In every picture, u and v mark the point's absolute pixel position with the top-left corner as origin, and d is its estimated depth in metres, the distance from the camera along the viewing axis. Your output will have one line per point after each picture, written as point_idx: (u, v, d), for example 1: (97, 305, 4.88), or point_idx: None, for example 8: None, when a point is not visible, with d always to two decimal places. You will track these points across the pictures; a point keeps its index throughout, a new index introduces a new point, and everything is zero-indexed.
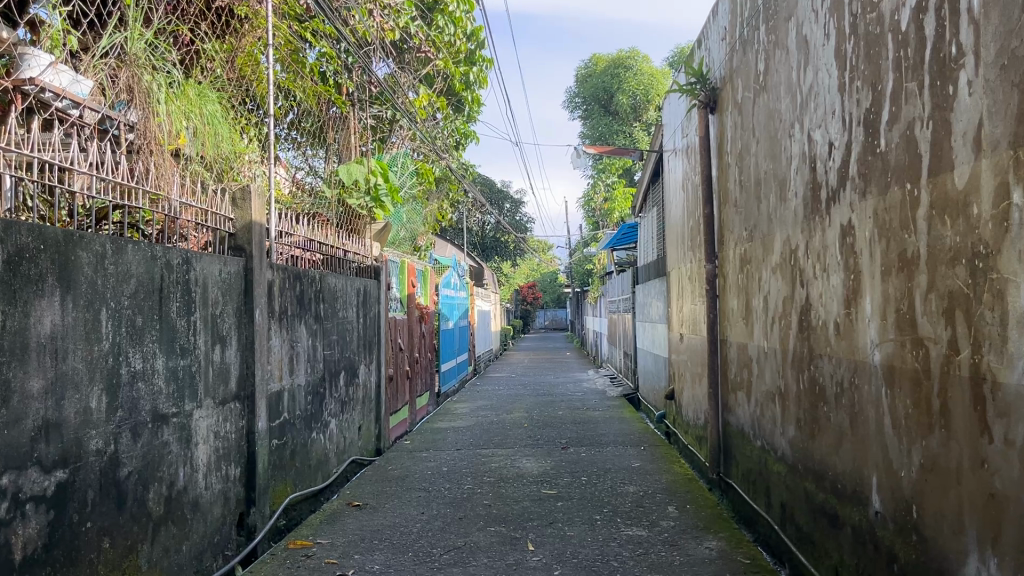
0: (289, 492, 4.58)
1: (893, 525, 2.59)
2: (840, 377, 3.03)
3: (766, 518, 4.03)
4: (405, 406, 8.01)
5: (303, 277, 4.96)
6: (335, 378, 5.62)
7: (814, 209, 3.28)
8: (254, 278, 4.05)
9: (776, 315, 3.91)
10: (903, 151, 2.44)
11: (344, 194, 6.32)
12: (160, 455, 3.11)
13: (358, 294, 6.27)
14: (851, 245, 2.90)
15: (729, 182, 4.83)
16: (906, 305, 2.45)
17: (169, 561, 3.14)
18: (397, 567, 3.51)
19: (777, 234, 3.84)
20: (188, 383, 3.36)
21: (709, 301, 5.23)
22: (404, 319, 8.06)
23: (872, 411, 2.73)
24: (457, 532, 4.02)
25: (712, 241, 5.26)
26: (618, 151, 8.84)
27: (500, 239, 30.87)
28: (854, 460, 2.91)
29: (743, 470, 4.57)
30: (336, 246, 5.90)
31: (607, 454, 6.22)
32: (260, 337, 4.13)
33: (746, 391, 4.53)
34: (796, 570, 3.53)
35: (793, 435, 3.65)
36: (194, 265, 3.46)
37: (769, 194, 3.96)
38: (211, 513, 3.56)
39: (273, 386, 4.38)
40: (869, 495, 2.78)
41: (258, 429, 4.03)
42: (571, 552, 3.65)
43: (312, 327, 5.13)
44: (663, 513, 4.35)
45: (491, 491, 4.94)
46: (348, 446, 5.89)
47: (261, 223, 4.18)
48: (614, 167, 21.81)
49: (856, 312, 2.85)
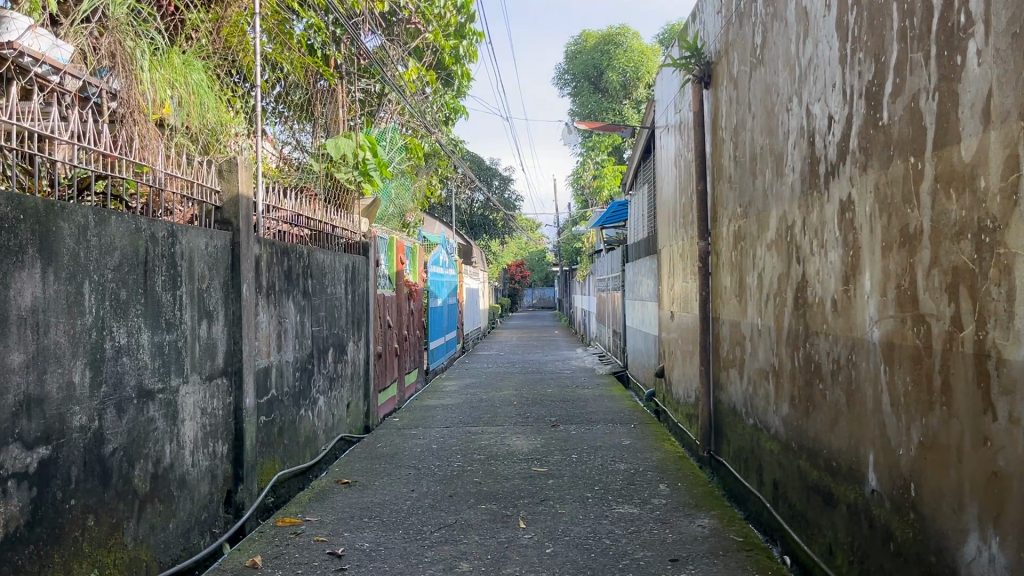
0: (277, 470, 4.53)
1: (889, 504, 2.57)
2: (836, 354, 3.00)
3: (758, 496, 4.01)
4: (394, 383, 7.96)
5: (291, 252, 4.88)
6: (323, 354, 5.56)
7: (812, 184, 3.24)
8: (241, 252, 3.97)
9: (770, 292, 3.87)
10: (907, 123, 2.39)
11: (332, 167, 6.23)
12: (146, 431, 3.05)
13: (347, 270, 6.19)
14: (850, 220, 2.86)
15: (724, 157, 4.78)
16: (907, 280, 2.41)
17: (155, 539, 3.09)
18: (387, 545, 3.47)
19: (773, 210, 3.79)
20: (174, 359, 3.30)
21: (701, 278, 5.19)
22: (392, 295, 7.99)
23: (870, 388, 2.70)
24: (448, 510, 3.98)
25: (705, 218, 5.22)
26: (609, 127, 8.76)
27: (488, 217, 30.76)
28: (850, 437, 2.88)
29: (734, 448, 4.55)
30: (325, 221, 5.82)
31: (597, 432, 6.20)
32: (248, 313, 4.06)
33: (738, 369, 4.50)
34: (788, 548, 3.51)
35: (786, 413, 3.63)
36: (180, 238, 3.38)
37: (765, 169, 3.91)
38: (198, 491, 3.51)
39: (260, 362, 4.31)
40: (865, 473, 2.76)
41: (245, 405, 3.97)
42: (563, 530, 3.62)
43: (300, 303, 5.07)
44: (655, 491, 4.33)
45: (481, 469, 4.91)
46: (336, 423, 5.84)
47: (248, 196, 4.10)
48: (603, 144, 21.69)
49: (855, 289, 2.82)
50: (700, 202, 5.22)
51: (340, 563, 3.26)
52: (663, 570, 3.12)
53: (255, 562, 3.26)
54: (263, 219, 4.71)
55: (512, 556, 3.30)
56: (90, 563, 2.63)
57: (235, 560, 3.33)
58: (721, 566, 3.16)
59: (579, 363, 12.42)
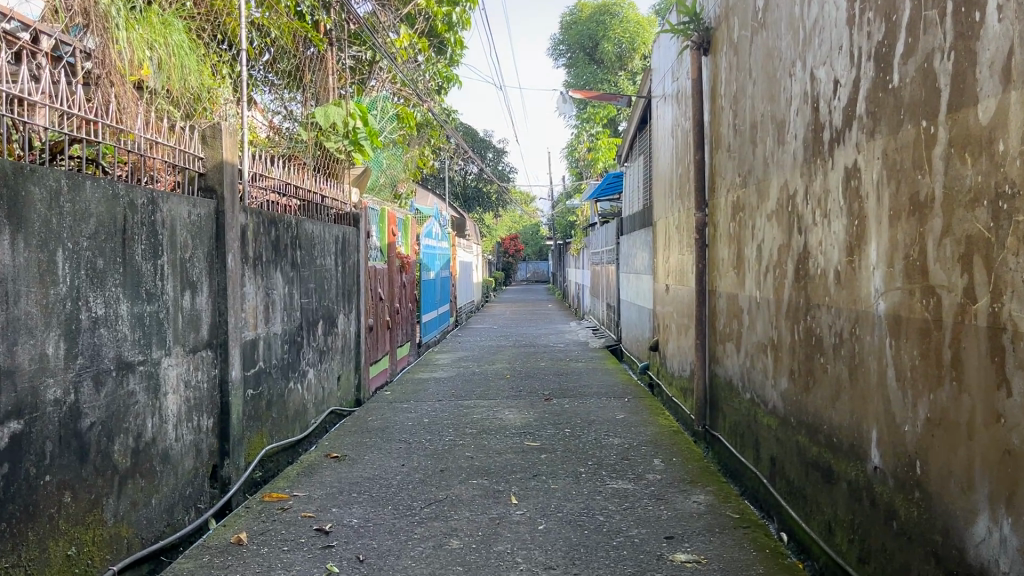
0: (265, 444, 4.44)
1: (893, 481, 2.49)
2: (839, 328, 2.91)
3: (754, 471, 3.94)
4: (386, 356, 7.87)
5: (278, 222, 4.76)
6: (313, 327, 5.46)
7: (816, 151, 3.13)
8: (226, 221, 3.85)
9: (769, 264, 3.78)
10: (920, 85, 2.29)
11: (322, 137, 6.08)
12: (127, 405, 2.95)
13: (336, 242, 6.07)
14: (855, 188, 2.76)
15: (723, 126, 4.66)
16: (917, 251, 2.31)
17: (137, 515, 3.01)
18: (376, 521, 3.39)
19: (774, 179, 3.69)
20: (155, 330, 3.19)
21: (698, 251, 5.09)
22: (384, 267, 7.88)
23: (874, 362, 2.61)
24: (438, 485, 3.91)
25: (703, 189, 5.11)
26: (606, 96, 8.58)
27: (482, 189, 30.57)
28: (852, 413, 2.80)
29: (730, 423, 4.48)
30: (314, 190, 5.69)
31: (591, 406, 6.13)
32: (233, 283, 3.95)
33: (735, 342, 4.42)
34: (785, 524, 3.45)
35: (785, 387, 3.55)
36: (160, 206, 3.25)
37: (766, 137, 3.80)
38: (182, 466, 3.42)
39: (247, 334, 4.20)
40: (868, 450, 2.68)
41: (231, 378, 3.88)
42: (556, 506, 3.55)
43: (288, 274, 4.96)
44: (649, 466, 4.27)
45: (473, 443, 4.83)
46: (327, 396, 5.75)
47: (233, 162, 3.97)
48: (598, 116, 21.44)
49: (860, 260, 2.72)
50: (698, 172, 5.10)
51: (328, 539, 3.18)
52: (659, 548, 3.04)
53: (240, 538, 3.18)
54: (249, 186, 4.57)
55: (504, 533, 3.22)
56: (66, 541, 2.54)
57: (220, 537, 3.25)
58: (718, 543, 3.08)
59: (573, 337, 12.35)
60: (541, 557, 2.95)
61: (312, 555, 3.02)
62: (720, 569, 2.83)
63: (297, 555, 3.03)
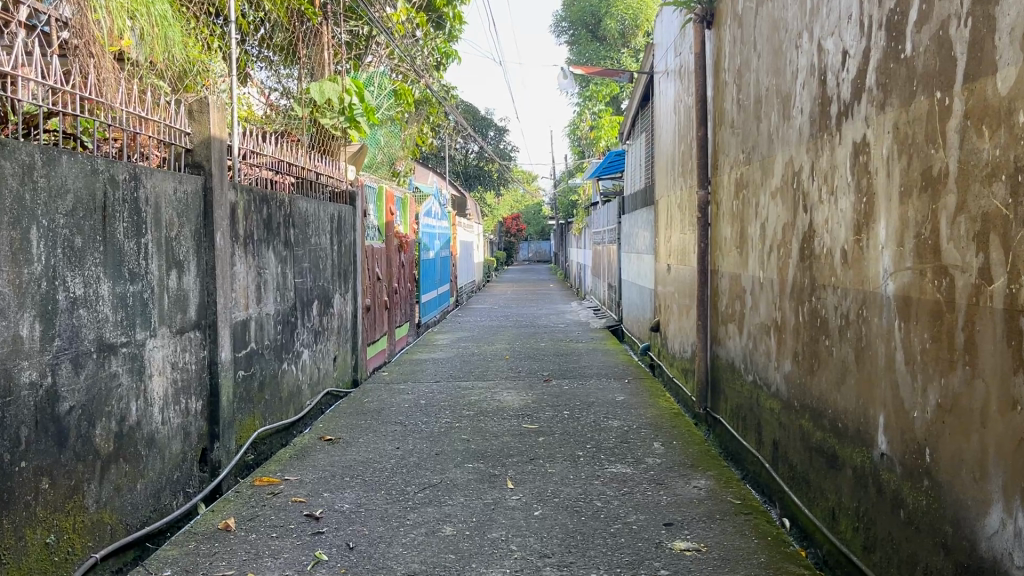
0: (257, 426, 4.36)
1: (900, 469, 2.40)
2: (845, 309, 2.81)
3: (756, 455, 3.86)
4: (384, 336, 7.80)
5: (270, 200, 4.66)
6: (308, 307, 5.37)
7: (823, 125, 3.01)
8: (214, 198, 3.75)
9: (773, 243, 3.67)
10: (934, 55, 2.17)
11: (317, 113, 6.01)
12: (109, 388, 2.86)
13: (332, 220, 5.98)
14: (864, 164, 2.64)
15: (726, 101, 4.54)
16: (929, 229, 2.21)
17: (121, 501, 2.92)
18: (368, 506, 3.31)
19: (779, 155, 3.57)
20: (139, 311, 3.10)
21: (700, 230, 4.98)
22: (382, 247, 7.78)
23: (882, 346, 2.51)
24: (433, 469, 3.83)
25: (705, 166, 4.99)
26: (607, 72, 8.44)
27: (484, 168, 30.41)
28: (858, 397, 2.71)
29: (732, 405, 4.39)
30: (309, 168, 5.59)
31: (590, 387, 6.05)
32: (222, 262, 3.85)
33: (738, 323, 4.32)
34: (788, 510, 3.36)
35: (789, 370, 3.45)
36: (144, 182, 3.15)
37: (770, 112, 3.68)
38: (169, 450, 3.33)
39: (237, 314, 4.11)
40: (874, 436, 2.58)
41: (220, 359, 3.79)
42: (552, 491, 3.47)
43: (281, 253, 4.86)
44: (648, 450, 4.18)
45: (470, 425, 4.75)
46: (322, 377, 5.67)
47: (221, 138, 3.86)
48: (602, 94, 21.23)
49: (867, 240, 2.61)
50: (701, 149, 4.98)
51: (318, 525, 3.10)
52: (657, 535, 2.95)
53: (228, 525, 3.09)
54: (240, 163, 4.46)
55: (499, 519, 3.13)
56: (45, 529, 2.46)
57: (207, 523, 3.17)
58: (718, 530, 2.99)
59: (574, 317, 12.26)
60: (535, 545, 2.86)
61: (300, 542, 2.94)
62: (721, 557, 2.74)
63: (285, 542, 2.94)
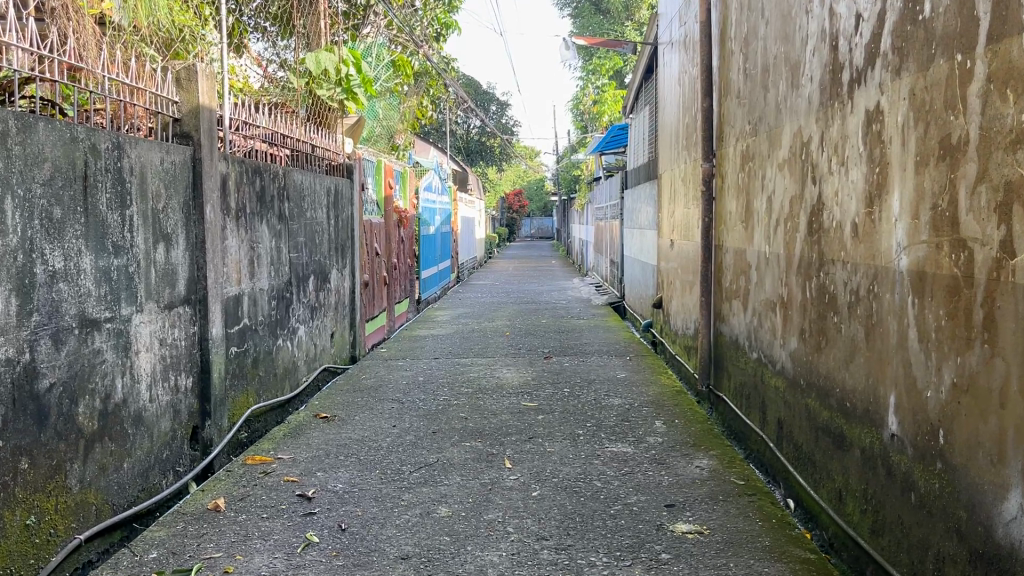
0: (251, 403, 4.28)
1: (912, 451, 2.30)
2: (855, 285, 2.70)
3: (760, 435, 3.77)
4: (383, 313, 7.71)
5: (264, 172, 4.55)
6: (304, 282, 5.27)
7: (834, 94, 2.89)
8: (203, 169, 3.64)
9: (780, 217, 3.56)
10: (956, 15, 2.05)
11: (313, 84, 5.80)
12: (92, 364, 2.77)
13: (329, 194, 5.86)
14: (876, 133, 2.53)
15: (732, 71, 4.41)
16: (946, 200, 2.10)
17: (107, 481, 2.84)
18: (362, 486, 3.23)
19: (787, 125, 3.45)
20: (124, 285, 2.99)
21: (704, 204, 4.86)
22: (381, 222, 7.67)
23: (894, 323, 2.41)
24: (430, 448, 3.74)
25: (710, 139, 4.87)
26: (611, 43, 8.28)
27: (485, 143, 30.18)
28: (867, 376, 2.61)
29: (735, 383, 4.29)
30: (305, 140, 5.46)
31: (592, 365, 5.96)
32: (212, 236, 3.75)
33: (742, 300, 4.22)
34: (793, 493, 3.27)
35: (794, 347, 3.35)
36: (128, 151, 3.03)
37: (779, 80, 3.55)
38: (158, 428, 3.25)
39: (229, 289, 4.00)
40: (885, 416, 2.49)
41: (211, 335, 3.70)
42: (551, 471, 3.38)
43: (275, 227, 4.75)
44: (650, 428, 4.09)
45: (467, 403, 4.66)
46: (319, 354, 5.58)
47: (210, 107, 3.74)
48: (604, 67, 21.00)
49: (880, 212, 2.50)
50: (706, 121, 4.86)
51: (310, 506, 3.02)
52: (658, 517, 2.86)
53: (217, 505, 3.01)
54: (231, 134, 4.34)
55: (496, 500, 3.05)
56: (25, 511, 2.37)
57: (196, 503, 3.08)
58: (721, 512, 2.91)
59: (576, 293, 12.16)
60: (533, 527, 2.78)
61: (291, 523, 2.85)
62: (724, 540, 2.65)
63: (275, 523, 2.86)
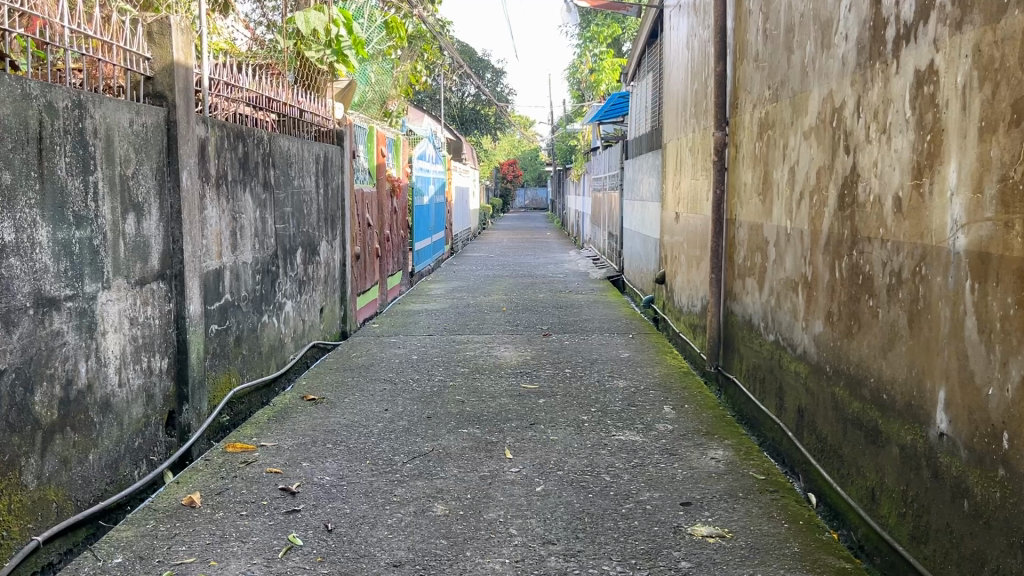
0: (233, 384, 4.01)
1: (966, 454, 2.06)
2: (897, 266, 2.44)
3: (776, 422, 3.53)
4: (375, 286, 7.44)
5: (247, 136, 4.24)
6: (290, 255, 4.99)
7: (874, 53, 2.61)
8: (179, 133, 3.34)
9: (804, 189, 3.30)
10: None
11: (301, 45, 5.47)
12: (50, 348, 2.49)
13: (318, 161, 5.57)
14: (930, 95, 2.25)
15: (749, 32, 4.12)
16: (1019, 171, 1.83)
17: (69, 475, 2.58)
18: (351, 479, 2.98)
19: (815, 90, 3.17)
20: (88, 260, 2.71)
21: (716, 175, 4.58)
22: (373, 191, 7.38)
23: (947, 311, 2.15)
24: (424, 435, 3.48)
25: (723, 106, 4.57)
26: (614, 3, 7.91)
27: (479, 111, 29.73)
28: (909, 368, 2.36)
29: (748, 366, 4.05)
30: (292, 104, 5.16)
31: (592, 343, 5.70)
32: (189, 204, 3.46)
33: (756, 278, 3.97)
34: (816, 488, 3.04)
35: (819, 331, 3.10)
36: (90, 110, 2.73)
37: (806, 41, 3.26)
38: (129, 415, 2.98)
39: (208, 264, 3.72)
40: (931, 414, 2.24)
41: (188, 313, 3.42)
42: (555, 462, 3.13)
43: (260, 196, 4.45)
44: (659, 414, 3.84)
45: (464, 385, 4.40)
46: (306, 330, 5.31)
47: (186, 66, 3.44)
48: (602, 34, 20.52)
49: (932, 184, 2.23)
50: (719, 86, 4.56)
51: (294, 503, 2.76)
52: (674, 518, 2.63)
53: (193, 500, 2.76)
54: (212, 96, 4.03)
55: (497, 497, 2.80)
56: None
57: (170, 497, 2.83)
58: (743, 512, 2.67)
59: (572, 266, 11.87)
60: (538, 529, 2.53)
61: (272, 523, 2.60)
62: (748, 546, 2.41)
63: (256, 523, 2.61)
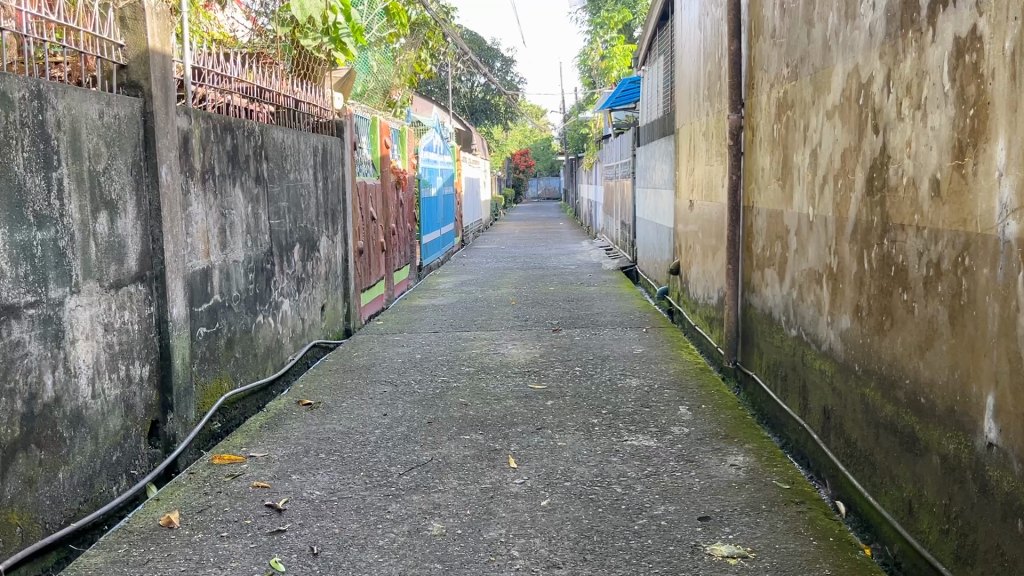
0: (225, 389, 3.82)
1: (1020, 468, 1.82)
2: (935, 257, 2.20)
3: (800, 424, 3.30)
4: (380, 281, 7.23)
5: (236, 128, 4.03)
6: (287, 252, 4.79)
7: (906, 21, 2.36)
8: (156, 124, 3.13)
9: (828, 172, 3.05)
10: None
11: (296, 33, 5.25)
12: (7, 359, 2.29)
13: (315, 153, 5.35)
14: (975, 65, 1.99)
15: (765, 7, 3.87)
16: None
17: (35, 496, 2.38)
18: (343, 494, 2.77)
19: (838, 66, 2.92)
20: (52, 264, 2.51)
21: (732, 160, 4.33)
22: (377, 184, 7.16)
23: (996, 306, 1.91)
24: (423, 443, 3.28)
25: (738, 87, 4.31)
26: None
27: (489, 100, 29.49)
28: (952, 369, 2.12)
29: (769, 362, 3.81)
30: (287, 94, 4.95)
31: (604, 338, 5.47)
32: (170, 201, 3.25)
33: (777, 269, 3.73)
34: (846, 497, 2.80)
35: (847, 326, 2.86)
36: (52, 101, 2.52)
37: (828, 12, 3.01)
38: (105, 428, 2.79)
39: (194, 264, 3.52)
40: (978, 422, 2.00)
41: (171, 316, 3.22)
42: (562, 472, 2.92)
43: (252, 191, 4.25)
44: (675, 416, 3.61)
45: (468, 386, 4.19)
46: (306, 329, 5.10)
47: (162, 53, 3.22)
48: (612, 21, 20.15)
49: (975, 164, 2.00)
50: (733, 67, 4.31)
51: (279, 521, 2.56)
52: (692, 535, 2.40)
53: (170, 520, 2.57)
54: (197, 86, 3.82)
55: (499, 513, 2.58)
56: None
57: (148, 516, 2.63)
58: (767, 528, 2.44)
59: (584, 257, 11.61)
60: (543, 550, 2.31)
61: (254, 546, 2.40)
62: (774, 568, 2.19)
63: (236, 545, 2.40)
